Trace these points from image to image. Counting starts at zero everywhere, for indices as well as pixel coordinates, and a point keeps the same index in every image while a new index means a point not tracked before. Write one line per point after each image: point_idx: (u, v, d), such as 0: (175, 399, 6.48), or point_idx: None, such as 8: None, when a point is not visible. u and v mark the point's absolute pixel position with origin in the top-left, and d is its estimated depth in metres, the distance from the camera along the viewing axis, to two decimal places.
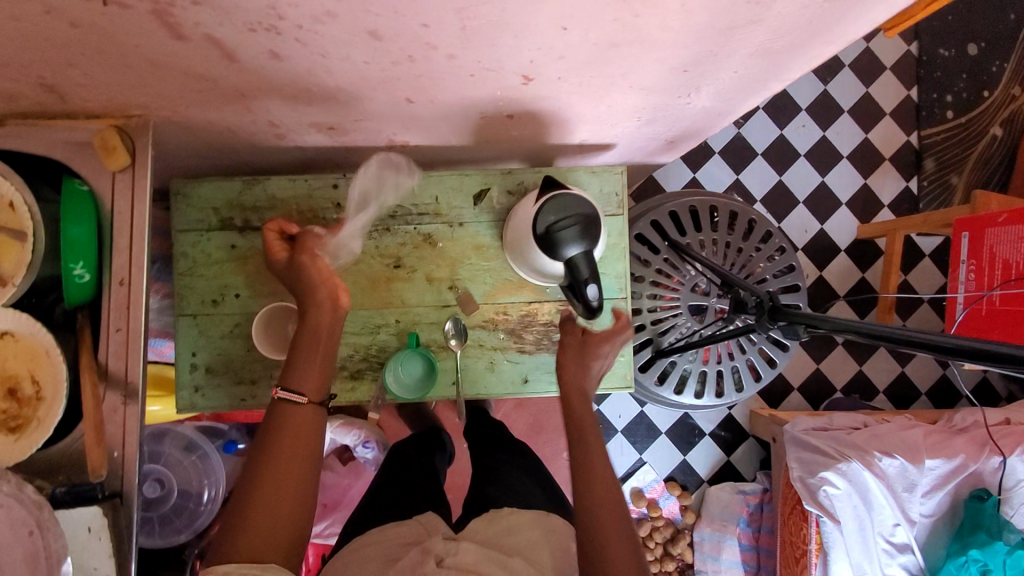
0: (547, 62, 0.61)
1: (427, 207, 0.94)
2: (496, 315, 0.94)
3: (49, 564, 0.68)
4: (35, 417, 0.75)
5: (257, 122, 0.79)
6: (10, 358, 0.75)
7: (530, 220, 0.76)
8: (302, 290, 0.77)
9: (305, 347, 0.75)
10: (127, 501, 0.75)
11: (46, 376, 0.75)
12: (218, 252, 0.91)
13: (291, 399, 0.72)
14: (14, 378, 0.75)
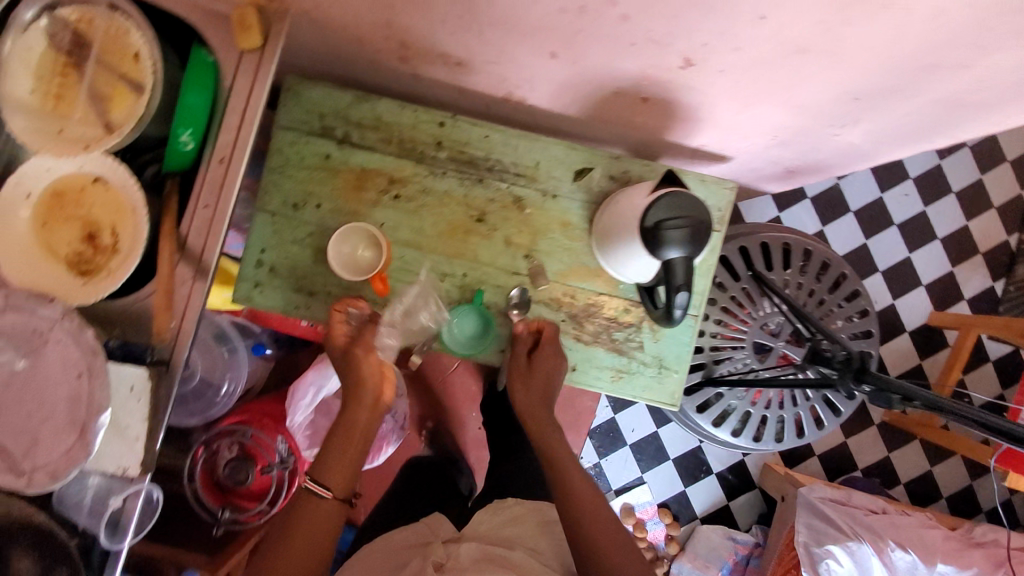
0: (720, 50, 0.58)
1: (525, 170, 0.91)
2: (563, 296, 0.91)
3: (87, 410, 0.68)
4: (108, 266, 0.77)
5: (391, 39, 0.77)
6: (98, 205, 0.77)
7: (640, 212, 0.72)
8: (352, 381, 0.83)
9: (340, 443, 0.83)
10: (172, 372, 0.75)
11: (127, 229, 0.76)
12: (312, 158, 0.91)
13: (317, 491, 0.80)
14: (97, 224, 0.77)
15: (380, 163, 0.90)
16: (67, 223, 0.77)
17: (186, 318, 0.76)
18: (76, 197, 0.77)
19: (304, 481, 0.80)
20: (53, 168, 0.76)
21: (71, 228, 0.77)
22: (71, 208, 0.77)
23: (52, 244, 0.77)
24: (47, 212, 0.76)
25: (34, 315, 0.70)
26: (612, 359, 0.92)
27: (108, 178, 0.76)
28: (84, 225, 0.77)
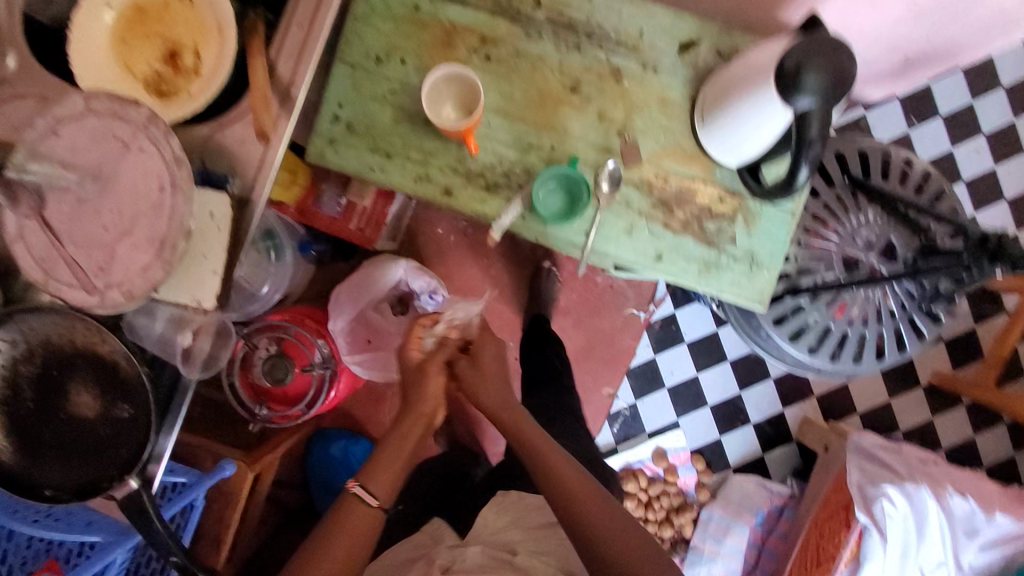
0: None
1: (627, 39, 0.85)
2: (655, 179, 0.85)
3: (167, 224, 0.64)
4: (189, 88, 0.72)
5: None
6: (182, 23, 0.73)
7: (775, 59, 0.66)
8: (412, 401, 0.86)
9: (388, 456, 0.82)
10: (251, 205, 0.72)
11: (211, 49, 0.72)
12: (400, 9, 0.85)
13: (362, 497, 0.79)
14: (179, 45, 0.73)
15: (473, 20, 0.85)
16: (150, 44, 0.74)
17: (269, 148, 0.72)
18: (161, 15, 0.73)
19: (352, 486, 0.80)
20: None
21: (152, 49, 0.73)
22: (154, 27, 0.73)
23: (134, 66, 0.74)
24: (130, 31, 0.73)
25: (116, 120, 0.65)
26: (701, 250, 0.86)
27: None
28: (166, 45, 0.73)
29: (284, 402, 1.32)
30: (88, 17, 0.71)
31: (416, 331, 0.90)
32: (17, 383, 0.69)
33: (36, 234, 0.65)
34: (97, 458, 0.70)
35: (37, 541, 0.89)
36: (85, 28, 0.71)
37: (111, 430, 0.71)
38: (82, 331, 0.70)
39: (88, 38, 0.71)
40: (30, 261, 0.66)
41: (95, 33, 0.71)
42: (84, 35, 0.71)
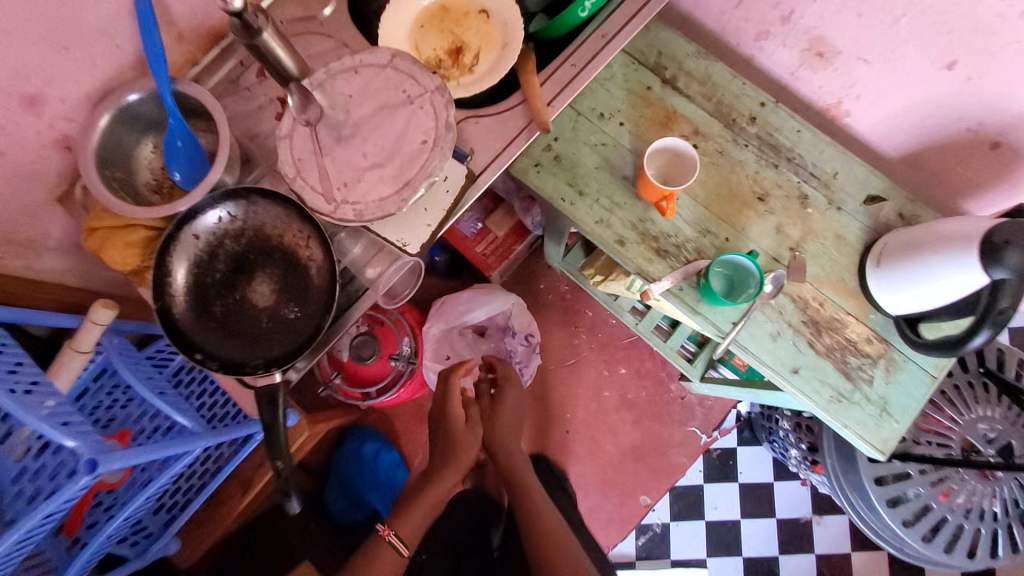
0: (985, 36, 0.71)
1: (821, 174, 0.95)
2: (811, 299, 0.92)
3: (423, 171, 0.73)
4: (461, 80, 0.85)
5: (779, 7, 0.86)
6: (475, 31, 0.86)
7: (982, 230, 0.73)
8: (457, 445, 1.17)
9: (419, 508, 1.07)
10: (478, 181, 0.80)
11: (490, 56, 0.85)
12: (633, 84, 0.97)
13: (394, 545, 1.01)
14: (465, 43, 0.86)
15: (694, 113, 0.97)
16: (442, 35, 0.87)
17: (509, 145, 0.81)
18: (457, 19, 0.87)
19: (388, 534, 1.02)
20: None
21: (440, 38, 0.86)
22: (450, 24, 0.87)
23: (421, 48, 0.86)
24: (431, 21, 0.87)
25: (410, 78, 0.76)
26: (837, 379, 0.89)
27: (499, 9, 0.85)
28: (453, 41, 0.86)
29: (354, 382, 1.35)
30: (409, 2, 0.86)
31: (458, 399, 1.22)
32: (217, 252, 0.77)
33: (304, 139, 0.76)
34: (255, 343, 0.75)
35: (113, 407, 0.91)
36: (401, 10, 0.86)
37: (280, 323, 0.77)
38: (298, 235, 0.77)
39: (399, 19, 0.85)
40: (288, 157, 0.75)
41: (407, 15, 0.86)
42: (399, 12, 0.85)
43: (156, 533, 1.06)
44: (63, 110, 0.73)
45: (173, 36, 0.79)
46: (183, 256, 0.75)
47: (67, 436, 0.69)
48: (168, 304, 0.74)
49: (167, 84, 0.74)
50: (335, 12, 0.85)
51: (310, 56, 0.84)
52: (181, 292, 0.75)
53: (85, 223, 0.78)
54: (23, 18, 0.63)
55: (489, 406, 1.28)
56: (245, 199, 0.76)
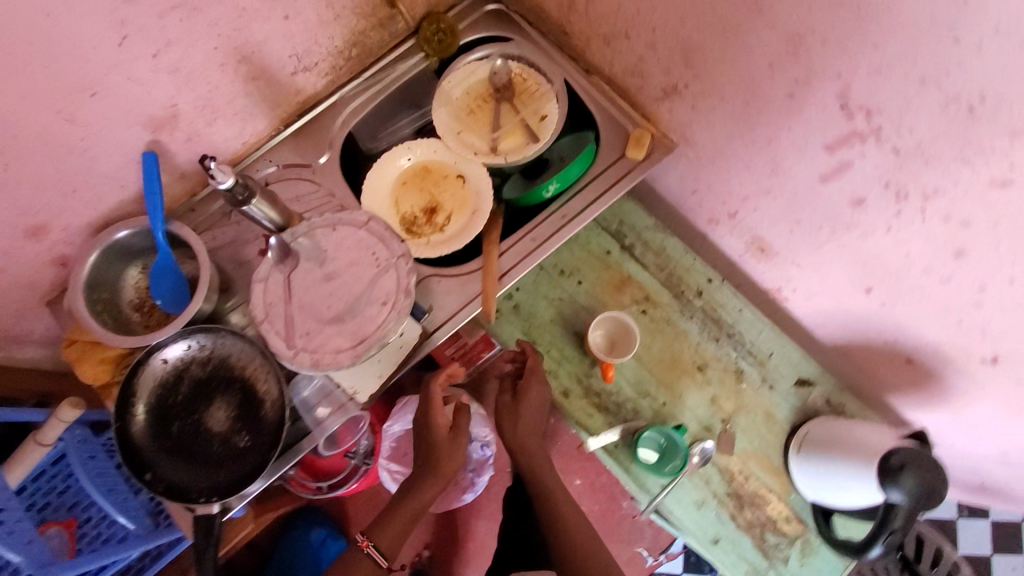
0: (886, 274, 0.79)
1: (757, 352, 1.02)
2: (738, 472, 0.97)
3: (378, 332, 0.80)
4: (432, 237, 0.94)
5: (726, 204, 0.96)
6: (449, 194, 0.97)
7: (885, 449, 0.79)
8: (433, 460, 0.96)
9: (399, 516, 0.96)
10: (432, 339, 0.87)
11: (461, 218, 0.95)
12: (595, 247, 1.07)
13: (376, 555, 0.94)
14: (440, 204, 0.96)
15: (647, 280, 1.06)
16: (419, 193, 0.97)
17: (465, 307, 0.89)
18: (435, 180, 0.98)
19: (366, 545, 0.94)
20: (437, 152, 0.98)
21: (417, 196, 0.97)
22: (428, 184, 0.97)
23: (399, 203, 0.96)
24: (411, 180, 0.98)
25: (381, 242, 0.85)
26: (754, 554, 0.94)
27: (475, 177, 0.97)
28: (429, 200, 0.97)
29: (309, 474, 1.37)
30: (393, 163, 0.97)
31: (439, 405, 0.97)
32: (182, 376, 0.82)
33: (277, 284, 0.83)
34: (202, 469, 0.80)
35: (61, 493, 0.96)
36: (385, 170, 0.97)
37: (229, 450, 0.81)
38: (259, 370, 0.83)
39: (382, 177, 0.97)
40: (259, 301, 0.82)
41: (390, 174, 0.97)
42: (383, 171, 0.97)
43: None
44: (64, 236, 0.81)
45: (177, 175, 0.88)
46: (149, 378, 0.81)
47: (15, 553, 0.80)
48: (128, 421, 0.79)
49: (160, 223, 0.82)
50: (327, 162, 0.95)
51: (300, 200, 0.93)
52: (141, 411, 0.80)
53: (66, 334, 0.84)
54: (39, 173, 0.71)
55: (510, 402, 0.97)
56: (215, 332, 0.82)
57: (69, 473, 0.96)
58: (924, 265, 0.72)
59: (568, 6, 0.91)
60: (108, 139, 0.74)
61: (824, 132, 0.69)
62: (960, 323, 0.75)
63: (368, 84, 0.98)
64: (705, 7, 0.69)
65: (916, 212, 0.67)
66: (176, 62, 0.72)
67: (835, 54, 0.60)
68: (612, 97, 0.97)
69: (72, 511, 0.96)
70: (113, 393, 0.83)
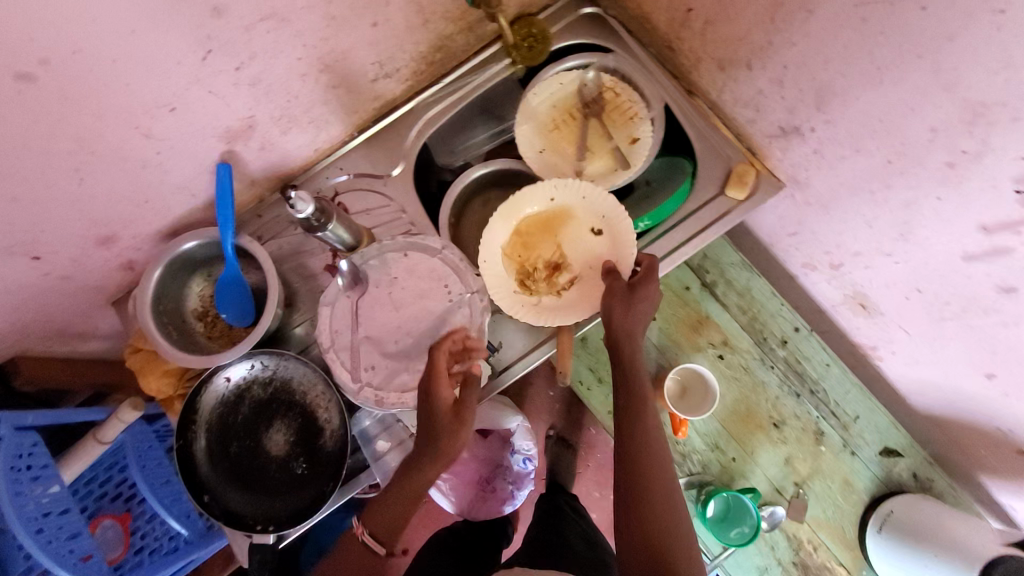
0: (1018, 365, 0.69)
1: (842, 414, 0.94)
2: (805, 541, 0.92)
3: None
4: (546, 299, 0.81)
5: (831, 254, 0.86)
6: (581, 253, 0.81)
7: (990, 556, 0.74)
8: (430, 438, 0.70)
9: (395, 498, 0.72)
10: (498, 380, 0.83)
11: (587, 288, 0.80)
12: (673, 282, 0.99)
13: (372, 546, 0.72)
14: (567, 261, 0.81)
15: (727, 322, 0.98)
16: (546, 239, 0.82)
17: (535, 349, 0.84)
18: (572, 231, 0.81)
19: (361, 534, 0.73)
20: (587, 199, 0.80)
21: (544, 246, 0.82)
22: (564, 234, 0.82)
23: (524, 250, 0.82)
24: (545, 222, 0.82)
25: (455, 273, 0.80)
26: None
27: (618, 246, 0.79)
28: (556, 254, 0.81)
29: None
30: (529, 200, 0.81)
31: (444, 377, 0.70)
32: (243, 396, 0.81)
33: (344, 311, 0.79)
34: (261, 496, 0.79)
35: (107, 481, 0.96)
36: (517, 206, 0.81)
37: (288, 480, 0.80)
38: (320, 397, 0.81)
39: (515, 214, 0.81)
40: (325, 328, 0.78)
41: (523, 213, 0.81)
42: (519, 207, 0.81)
43: None
44: (133, 243, 0.78)
45: (246, 182, 0.83)
46: (211, 396, 0.80)
47: None
48: (189, 440, 0.79)
49: (229, 236, 0.78)
50: (400, 175, 0.89)
51: (369, 214, 0.88)
52: (202, 430, 0.79)
53: (130, 340, 0.82)
54: (113, 187, 0.68)
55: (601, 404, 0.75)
56: (278, 355, 0.80)
57: (116, 464, 0.96)
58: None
59: (680, 22, 0.80)
60: (183, 153, 0.70)
61: (986, 210, 0.59)
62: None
63: (446, 91, 0.90)
64: (858, 52, 0.59)
65: None
66: (258, 75, 0.67)
67: (1020, 137, 0.51)
68: (715, 124, 0.87)
69: (127, 505, 0.97)
70: (175, 407, 0.82)
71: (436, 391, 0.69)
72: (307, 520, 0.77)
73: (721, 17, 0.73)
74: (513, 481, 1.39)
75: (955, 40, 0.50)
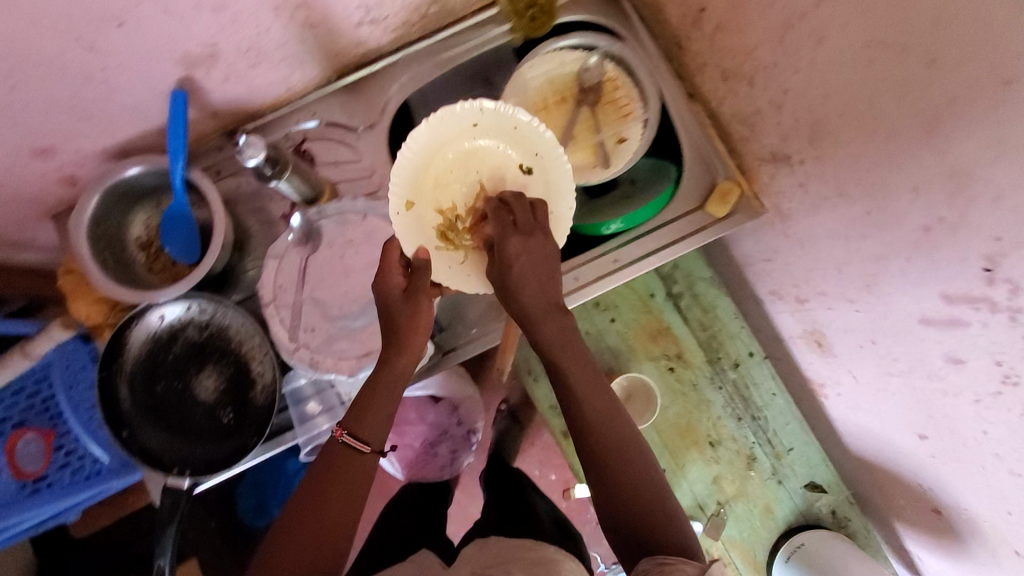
0: (950, 433, 0.70)
1: (776, 444, 0.95)
2: (716, 558, 0.94)
3: None
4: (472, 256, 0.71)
5: (801, 287, 0.85)
6: None
7: None
8: (390, 326, 0.63)
9: (383, 387, 0.63)
10: (442, 360, 0.82)
11: None
12: (640, 287, 0.97)
13: (353, 446, 0.62)
14: None
15: (684, 336, 0.97)
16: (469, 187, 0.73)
17: (484, 335, 0.82)
18: (499, 171, 0.73)
19: (339, 434, 0.63)
20: (518, 129, 0.71)
21: (463, 185, 0.73)
22: (489, 175, 0.73)
23: (434, 188, 0.72)
24: (464, 156, 0.73)
25: None
26: None
27: (501, 206, 0.67)
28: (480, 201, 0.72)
29: None
30: (449, 125, 0.71)
31: (396, 261, 0.65)
32: (176, 336, 0.79)
33: (291, 266, 0.76)
34: (182, 439, 0.78)
35: (31, 393, 0.94)
36: (437, 137, 0.71)
37: (213, 428, 0.79)
38: (256, 349, 0.78)
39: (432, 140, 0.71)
40: (269, 281, 0.75)
41: (432, 148, 0.71)
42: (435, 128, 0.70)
43: None
44: (75, 159, 0.73)
45: (206, 113, 0.78)
46: (143, 331, 0.77)
47: None
48: (115, 372, 0.77)
49: (178, 168, 0.73)
50: (373, 132, 0.84)
51: (336, 167, 0.83)
52: (129, 364, 0.77)
53: (64, 260, 0.79)
54: (50, 98, 0.62)
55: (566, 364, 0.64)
56: (217, 300, 0.77)
57: (42, 377, 0.93)
58: (998, 451, 0.64)
59: (692, 21, 0.75)
60: (133, 72, 0.64)
61: (951, 281, 0.57)
62: (1009, 516, 0.68)
63: (436, 49, 0.84)
64: (858, 93, 0.56)
65: (1016, 405, 0.58)
66: (221, 1, 0.61)
67: (998, 218, 0.49)
68: (709, 133, 0.82)
69: (53, 421, 0.95)
70: (104, 336, 0.79)
71: (386, 276, 0.64)
72: (226, 470, 0.76)
73: (732, 24, 0.68)
74: (456, 449, 1.40)
75: (956, 104, 0.48)
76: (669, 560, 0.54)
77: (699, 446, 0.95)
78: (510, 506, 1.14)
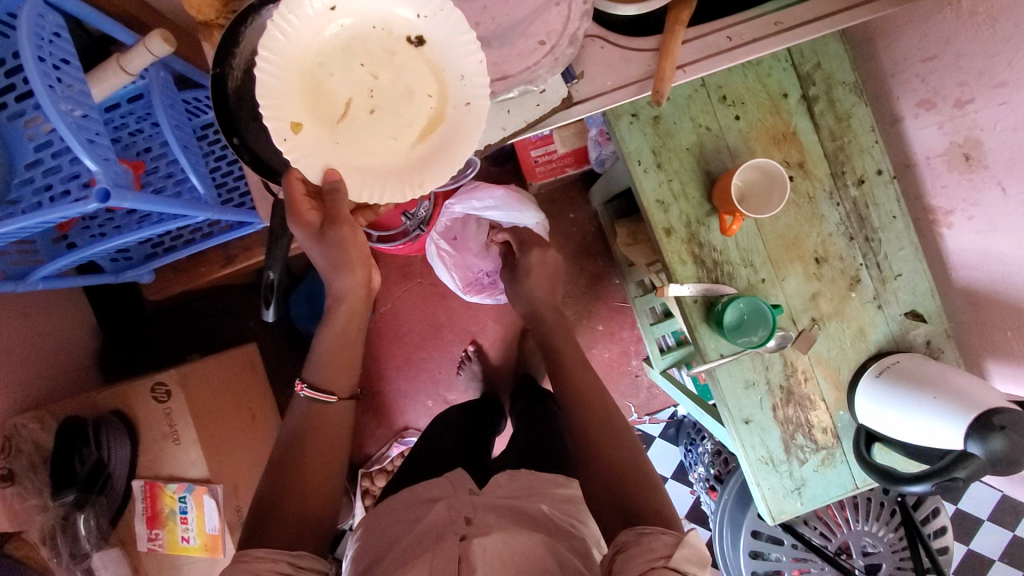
0: None
1: (884, 266, 0.91)
2: (799, 370, 0.93)
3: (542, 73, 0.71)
4: (386, 155, 0.70)
5: (965, 81, 0.77)
6: (400, 84, 0.69)
7: (993, 402, 0.74)
8: (339, 258, 0.78)
9: (338, 342, 0.83)
10: (570, 110, 0.77)
11: (445, 130, 0.70)
12: (772, 85, 0.89)
13: (320, 395, 0.81)
14: (389, 101, 0.69)
15: (812, 144, 0.90)
16: (350, 78, 0.68)
17: (619, 89, 0.76)
18: (386, 55, 0.68)
19: (302, 390, 0.82)
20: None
21: (351, 81, 0.68)
22: (376, 63, 0.67)
23: (317, 102, 0.67)
24: (324, 50, 0.66)
25: None
26: (776, 447, 0.94)
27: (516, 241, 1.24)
28: (376, 91, 0.68)
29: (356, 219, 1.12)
30: (301, 18, 0.64)
31: (302, 198, 0.75)
32: None
33: None
34: None
35: (124, 131, 0.93)
36: (300, 32, 0.65)
37: None
38: None
39: (292, 43, 0.65)
40: None
41: (297, 40, 0.65)
42: (291, 26, 0.64)
43: (137, 261, 1.09)
44: None
45: None
46: (255, 34, 0.71)
47: (91, 159, 0.69)
48: (225, 75, 0.71)
49: None
50: None
51: None
52: (240, 69, 0.71)
53: None
54: None
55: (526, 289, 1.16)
56: None
57: (146, 115, 0.93)
58: None
59: None
60: None
61: None
62: None
63: None
64: None
65: None
66: None
67: None
68: None
69: (141, 157, 0.93)
70: (215, 39, 0.74)
71: (297, 218, 0.75)
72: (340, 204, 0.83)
73: None
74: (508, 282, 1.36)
75: None
76: (647, 531, 0.67)
77: (805, 260, 0.91)
78: (543, 424, 1.13)
